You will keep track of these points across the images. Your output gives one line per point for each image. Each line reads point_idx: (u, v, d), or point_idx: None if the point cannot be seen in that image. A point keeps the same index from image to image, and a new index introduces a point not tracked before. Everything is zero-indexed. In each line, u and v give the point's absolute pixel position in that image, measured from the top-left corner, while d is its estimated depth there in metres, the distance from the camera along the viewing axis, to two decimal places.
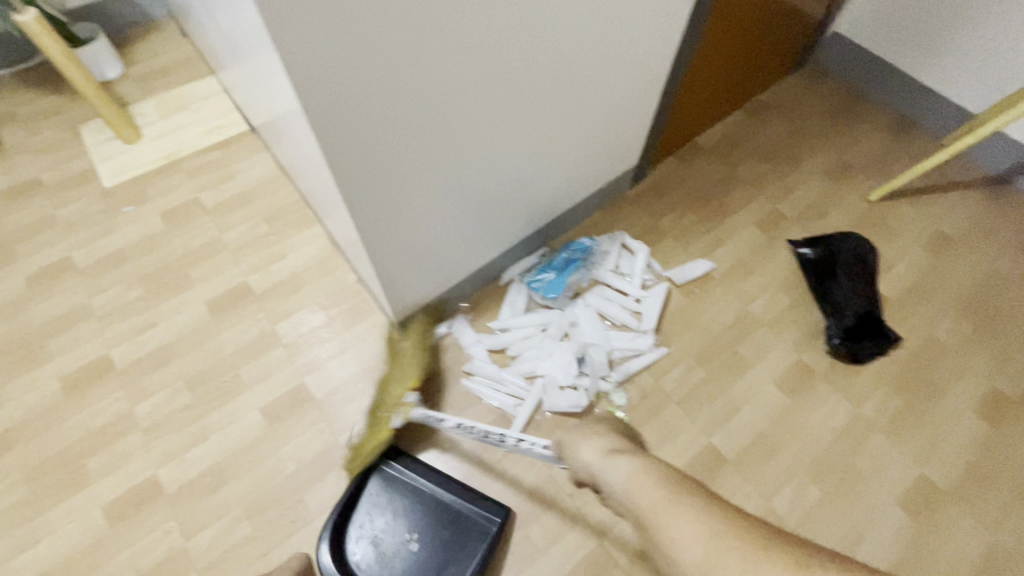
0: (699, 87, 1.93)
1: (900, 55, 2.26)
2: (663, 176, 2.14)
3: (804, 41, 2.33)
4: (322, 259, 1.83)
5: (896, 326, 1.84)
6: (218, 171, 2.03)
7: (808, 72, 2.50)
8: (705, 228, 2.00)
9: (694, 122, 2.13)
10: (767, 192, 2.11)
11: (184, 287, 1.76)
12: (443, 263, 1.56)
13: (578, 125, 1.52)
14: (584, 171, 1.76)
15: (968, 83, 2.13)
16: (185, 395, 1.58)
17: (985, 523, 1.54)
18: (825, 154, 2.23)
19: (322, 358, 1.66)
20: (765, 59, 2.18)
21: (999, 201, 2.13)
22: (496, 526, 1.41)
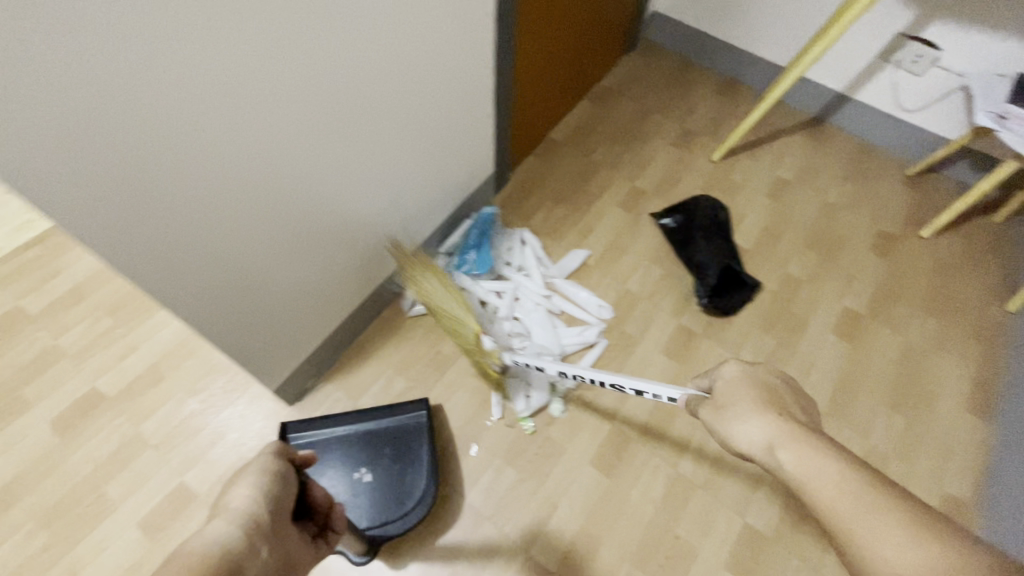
0: (536, 80, 1.96)
1: (712, 23, 2.45)
2: (525, 173, 2.16)
3: (630, 20, 2.44)
4: (180, 341, 1.68)
5: (755, 272, 2.00)
6: (35, 270, 1.79)
7: (642, 48, 2.63)
8: (573, 220, 2.06)
9: (542, 120, 2.19)
10: (623, 172, 2.21)
11: (20, 412, 1.55)
12: (304, 318, 1.46)
13: (399, 133, 1.40)
14: (434, 179, 1.68)
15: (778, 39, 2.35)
16: (43, 534, 1.40)
17: (858, 432, 1.71)
18: (670, 124, 2.37)
19: (202, 447, 1.52)
20: (595, 45, 2.26)
21: (821, 140, 2.37)
22: (424, 411, 1.52)
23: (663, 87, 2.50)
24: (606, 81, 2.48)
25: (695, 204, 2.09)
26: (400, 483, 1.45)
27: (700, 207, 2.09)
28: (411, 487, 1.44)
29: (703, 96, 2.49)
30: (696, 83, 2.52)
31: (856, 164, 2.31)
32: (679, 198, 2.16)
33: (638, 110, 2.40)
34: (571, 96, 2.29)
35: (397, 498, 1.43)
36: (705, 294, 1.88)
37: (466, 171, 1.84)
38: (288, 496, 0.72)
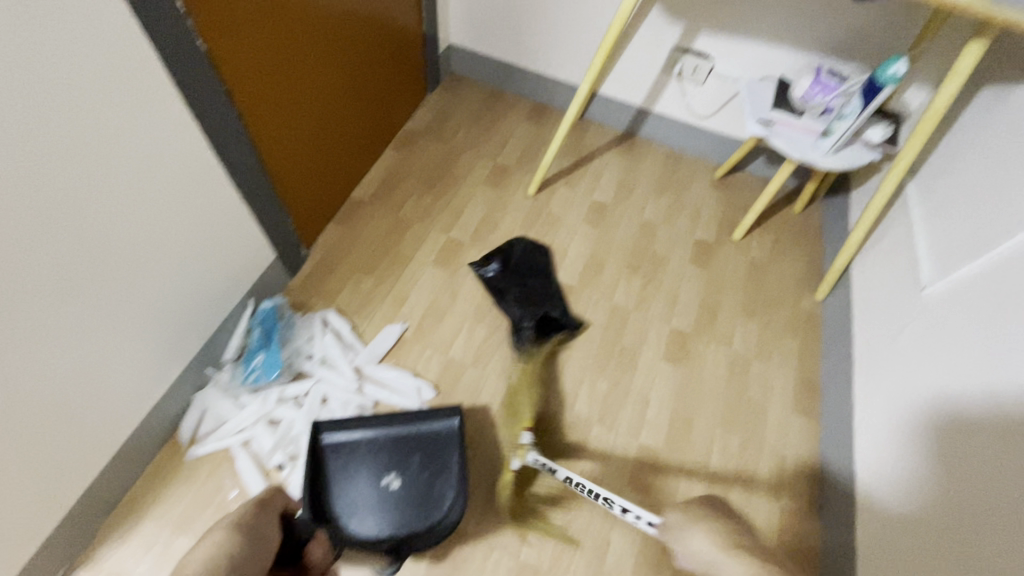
0: (317, 172, 1.31)
1: (512, 41, 1.69)
2: (387, 175, 1.57)
3: (423, 32, 1.60)
4: None
5: (656, 371, 1.30)
6: None
7: (444, 86, 1.80)
8: (483, 240, 1.46)
9: (384, 122, 1.55)
10: (613, 227, 1.54)
11: None
12: (58, 468, 0.88)
13: (128, 214, 0.85)
14: (208, 313, 1.09)
15: (770, 56, 1.39)
16: None
17: None
18: (663, 166, 1.69)
19: None
20: (376, 41, 1.36)
21: (750, 236, 1.55)
22: (458, 418, 1.08)
23: (579, 128, 1.74)
24: (525, 114, 1.76)
25: (732, 281, 1.47)
26: (428, 493, 1.04)
27: (729, 287, 1.45)
28: (439, 500, 1.03)
29: (601, 145, 1.71)
30: (519, 113, 1.76)
31: (784, 279, 1.48)
32: (692, 274, 1.46)
33: (577, 156, 1.68)
34: (372, 148, 1.55)
35: (423, 509, 1.03)
36: (766, 395, 1.29)
37: (325, 259, 1.37)
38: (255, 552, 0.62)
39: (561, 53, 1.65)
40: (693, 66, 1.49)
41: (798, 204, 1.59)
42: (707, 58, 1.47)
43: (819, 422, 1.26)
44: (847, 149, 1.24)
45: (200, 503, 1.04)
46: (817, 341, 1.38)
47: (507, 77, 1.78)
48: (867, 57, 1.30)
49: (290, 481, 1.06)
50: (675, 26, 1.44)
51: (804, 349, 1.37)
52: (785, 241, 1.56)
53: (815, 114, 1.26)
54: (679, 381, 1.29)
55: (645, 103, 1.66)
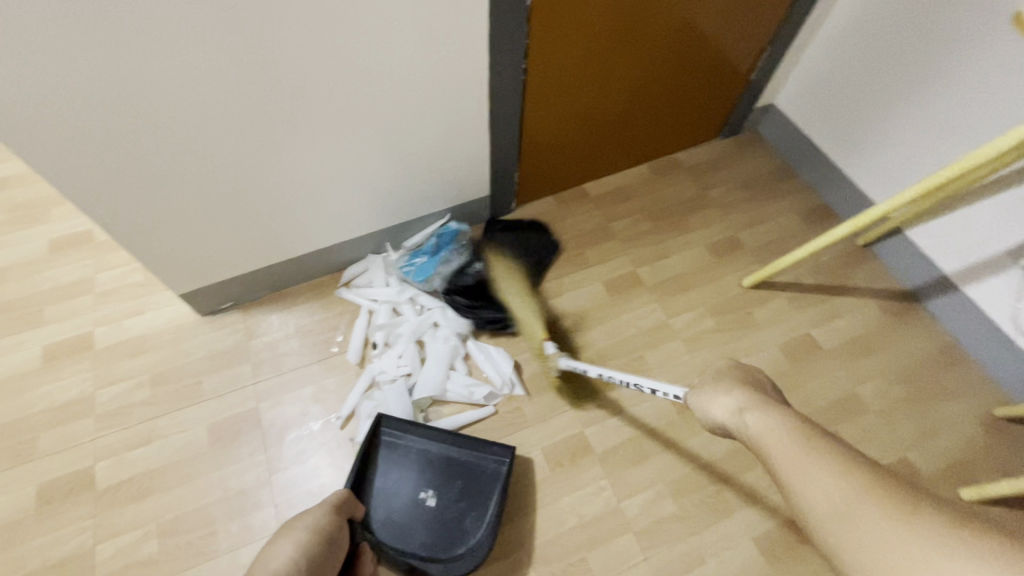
0: (564, 147, 1.38)
1: (836, 130, 1.47)
2: (625, 186, 1.56)
3: (749, 80, 1.50)
4: None
5: (737, 541, 1.06)
6: None
7: (737, 138, 1.69)
8: (663, 291, 1.37)
9: (653, 141, 1.55)
10: (807, 375, 1.27)
11: None
12: (275, 237, 1.20)
13: (401, 88, 1.03)
14: (412, 201, 1.29)
15: None
16: (81, 222, 1.39)
17: None
18: (928, 355, 1.31)
19: None
20: (690, 66, 1.34)
21: (987, 505, 1.11)
22: (508, 462, 1.05)
23: (852, 256, 1.45)
24: (800, 209, 1.54)
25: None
26: (457, 525, 1.02)
27: None
28: (465, 534, 1.01)
29: (863, 285, 1.40)
30: (795, 204, 1.55)
31: None
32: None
33: (827, 279, 1.41)
34: (629, 156, 1.55)
35: (449, 538, 1.01)
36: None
37: (523, 221, 1.46)
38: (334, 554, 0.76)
39: (886, 168, 1.37)
40: None
41: None
42: None
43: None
44: None
45: (319, 327, 1.26)
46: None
47: (810, 163, 1.57)
48: None
49: (373, 361, 1.21)
50: None
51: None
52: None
53: None
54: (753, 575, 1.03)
55: (957, 276, 1.28)
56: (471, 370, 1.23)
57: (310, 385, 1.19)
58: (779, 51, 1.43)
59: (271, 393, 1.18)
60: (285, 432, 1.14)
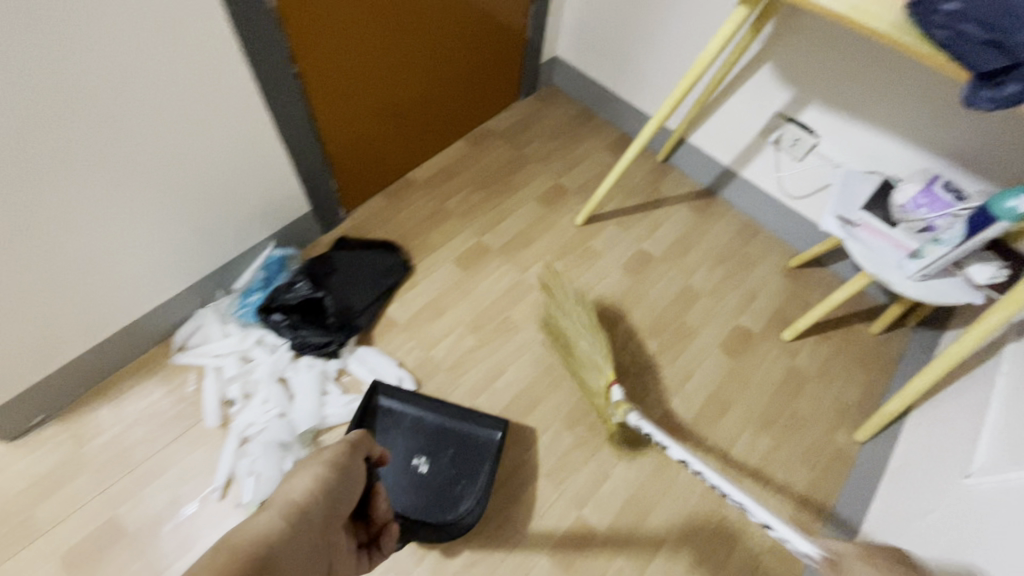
0: (373, 142, 1.36)
1: (611, 67, 1.64)
2: (448, 164, 1.59)
3: (526, 39, 1.59)
4: None
5: (631, 445, 1.19)
6: None
7: (536, 95, 1.79)
8: (510, 252, 1.44)
9: (462, 115, 1.59)
10: (650, 284, 1.42)
11: None
12: (73, 327, 1.03)
13: (163, 124, 0.93)
14: (227, 238, 1.19)
15: (877, 146, 1.21)
16: None
17: None
18: (733, 236, 1.54)
19: None
20: (467, 35, 1.38)
21: (802, 338, 1.37)
22: (501, 432, 1.13)
23: (657, 172, 1.64)
24: (606, 143, 1.70)
25: (760, 382, 1.29)
26: (450, 492, 1.07)
27: (753, 387, 1.29)
28: (457, 500, 1.06)
29: (671, 195, 1.60)
30: (600, 141, 1.70)
31: (822, 398, 1.28)
32: (716, 359, 1.32)
33: (642, 198, 1.59)
34: (443, 133, 1.57)
35: (439, 504, 1.06)
36: (745, 521, 1.12)
37: (359, 225, 1.43)
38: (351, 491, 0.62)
39: (658, 91, 1.56)
40: (794, 137, 1.32)
41: (878, 325, 1.36)
42: (813, 133, 1.30)
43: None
44: (936, 279, 1.04)
45: (164, 404, 1.13)
46: (834, 485, 1.18)
47: (602, 101, 1.73)
48: (1005, 178, 1.06)
49: (237, 417, 1.11)
50: (784, 90, 1.29)
51: (813, 488, 1.17)
52: (844, 361, 1.34)
53: (912, 229, 1.07)
54: (651, 467, 1.17)
55: (734, 164, 1.51)
56: (346, 388, 1.18)
57: (172, 468, 1.07)
58: (542, 7, 1.54)
59: (129, 495, 1.04)
60: (159, 529, 1.01)
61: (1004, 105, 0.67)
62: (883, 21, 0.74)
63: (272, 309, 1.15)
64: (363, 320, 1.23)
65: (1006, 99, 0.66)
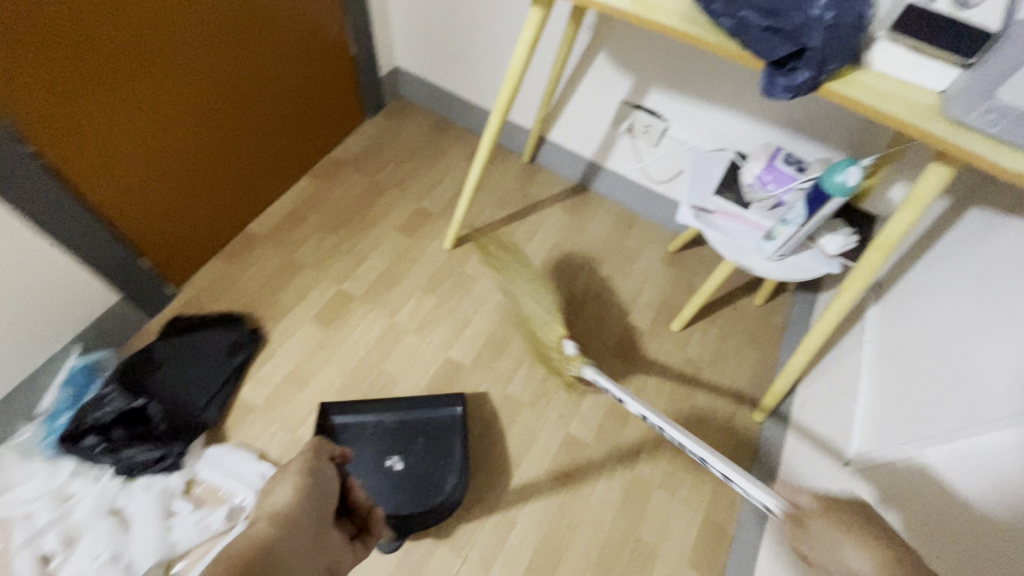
0: (191, 206, 1.18)
1: (454, 72, 1.52)
2: (294, 207, 1.42)
3: (352, 55, 1.44)
4: None
5: (534, 483, 1.11)
6: None
7: (384, 111, 1.65)
8: (377, 294, 1.30)
9: (299, 150, 1.43)
10: (532, 300, 1.34)
11: None
12: None
13: None
14: (7, 361, 0.97)
15: (720, 123, 1.17)
16: None
17: None
18: (612, 229, 1.48)
19: None
20: (278, 62, 1.22)
21: (691, 324, 1.34)
22: (461, 406, 1.12)
23: (525, 175, 1.54)
24: (468, 152, 1.59)
25: (656, 381, 1.25)
26: (430, 480, 1.05)
27: (651, 387, 1.24)
28: (440, 484, 1.04)
29: (542, 196, 1.52)
30: (461, 151, 1.59)
31: (719, 383, 1.26)
32: (610, 366, 1.26)
33: (513, 205, 1.49)
34: (281, 174, 1.40)
35: (424, 493, 1.04)
36: (661, 536, 1.07)
37: (193, 299, 1.24)
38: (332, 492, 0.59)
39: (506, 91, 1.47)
40: (644, 124, 1.27)
41: (760, 295, 1.36)
42: (661, 117, 1.24)
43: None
44: (796, 256, 1.01)
45: None
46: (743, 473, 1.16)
47: (454, 109, 1.61)
48: (837, 140, 1.05)
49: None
50: (623, 78, 1.22)
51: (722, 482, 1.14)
52: (734, 339, 1.32)
53: (765, 207, 1.04)
54: (559, 503, 1.09)
55: (597, 156, 1.45)
56: (199, 501, 1.02)
57: None
58: (360, 20, 1.39)
59: None
60: None
61: (800, 92, 0.61)
62: (669, 11, 0.67)
63: (83, 434, 0.96)
64: (211, 413, 1.07)
65: (799, 87, 0.60)
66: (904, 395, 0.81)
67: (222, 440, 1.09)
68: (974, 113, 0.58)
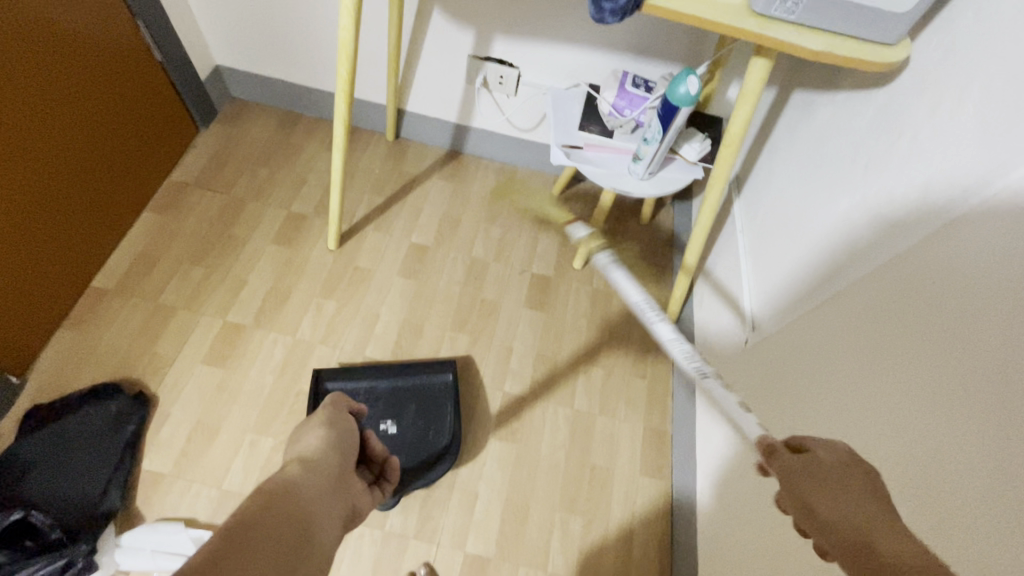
0: (13, 271, 1.01)
1: (286, 59, 1.39)
2: (142, 248, 1.25)
3: (160, 62, 1.26)
4: None
5: (485, 452, 1.12)
6: None
7: (219, 117, 1.47)
8: (270, 317, 1.20)
9: (130, 181, 1.25)
10: (435, 277, 1.31)
11: None
12: None
13: None
14: None
15: (569, 60, 1.19)
16: None
17: None
18: (497, 186, 1.47)
19: None
20: (65, 85, 1.04)
21: (591, 260, 1.39)
22: (451, 372, 1.16)
23: (394, 153, 1.47)
24: (327, 142, 1.47)
25: (574, 320, 1.30)
26: (423, 441, 1.09)
27: (571, 328, 1.28)
28: (434, 442, 1.09)
29: (418, 170, 1.46)
30: (320, 142, 1.47)
31: (630, 306, 1.33)
32: (528, 320, 1.28)
33: (391, 186, 1.42)
34: (114, 214, 1.23)
35: (418, 453, 1.08)
36: (613, 458, 1.14)
37: (48, 383, 1.06)
38: (349, 448, 0.73)
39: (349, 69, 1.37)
40: (498, 76, 1.25)
41: (644, 216, 1.44)
42: (512, 66, 1.23)
43: (669, 479, 1.13)
44: (663, 170, 1.06)
45: None
46: (667, 378, 1.25)
47: (299, 99, 1.48)
48: (674, 55, 1.11)
49: None
50: (464, 31, 1.19)
51: (652, 394, 1.22)
52: (632, 263, 1.40)
53: (627, 130, 1.08)
54: (513, 462, 1.11)
55: (461, 118, 1.41)
56: None
57: None
58: (156, 18, 1.20)
59: None
60: None
61: (626, 15, 0.64)
62: None
63: None
64: (113, 498, 0.94)
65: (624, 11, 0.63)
66: (778, 278, 0.90)
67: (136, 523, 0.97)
68: (776, 4, 0.64)
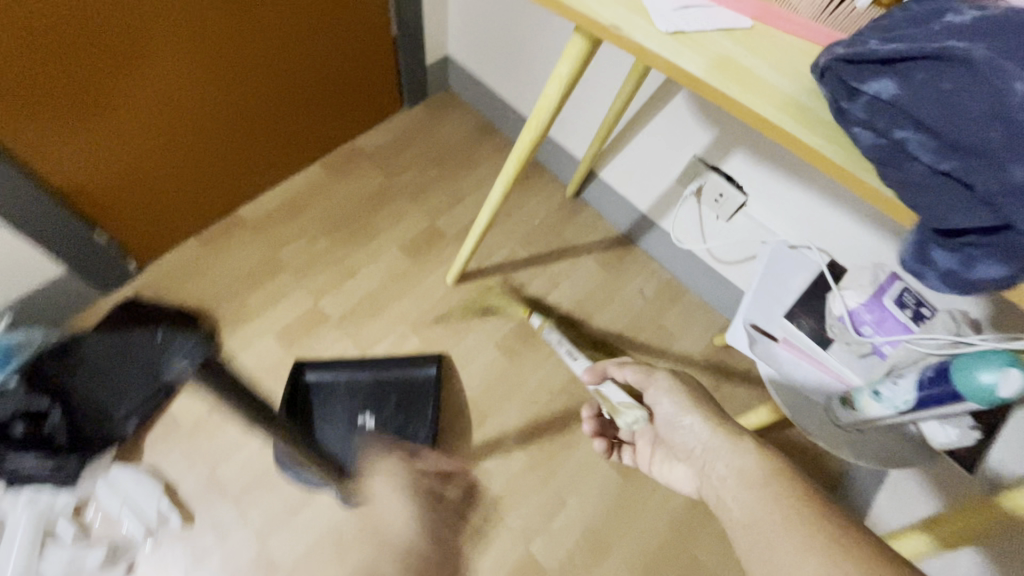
0: (202, 168, 1.09)
1: (509, 75, 1.28)
2: (296, 197, 1.26)
3: (392, 36, 1.23)
4: None
5: None
6: None
7: (426, 103, 1.43)
8: (354, 323, 1.12)
9: (335, 125, 1.29)
10: (528, 369, 1.11)
11: None
12: None
13: None
14: None
15: (819, 216, 0.89)
16: None
17: None
18: (653, 301, 1.20)
19: None
20: (309, 21, 1.05)
21: None
22: (437, 368, 1.05)
23: (563, 212, 1.29)
24: None
25: (654, 511, 1.00)
26: (401, 439, 0.99)
27: (646, 519, 0.99)
28: (411, 443, 0.99)
29: (578, 241, 1.26)
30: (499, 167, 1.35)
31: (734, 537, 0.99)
32: (602, 478, 1.02)
33: (541, 246, 1.25)
34: (306, 150, 1.27)
35: None
36: None
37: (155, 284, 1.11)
38: None
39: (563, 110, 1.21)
40: (717, 192, 0.99)
41: None
42: (740, 189, 0.96)
43: None
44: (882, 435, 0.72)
45: None
46: None
47: (504, 116, 1.37)
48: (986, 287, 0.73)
49: None
50: (703, 129, 0.95)
51: None
52: None
53: (852, 352, 0.74)
54: None
55: (652, 211, 1.17)
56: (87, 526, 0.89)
57: None
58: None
59: None
60: None
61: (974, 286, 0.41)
62: (754, 89, 0.48)
63: None
64: (126, 426, 0.93)
65: (975, 279, 0.41)
66: None
67: (134, 458, 0.95)
68: None
